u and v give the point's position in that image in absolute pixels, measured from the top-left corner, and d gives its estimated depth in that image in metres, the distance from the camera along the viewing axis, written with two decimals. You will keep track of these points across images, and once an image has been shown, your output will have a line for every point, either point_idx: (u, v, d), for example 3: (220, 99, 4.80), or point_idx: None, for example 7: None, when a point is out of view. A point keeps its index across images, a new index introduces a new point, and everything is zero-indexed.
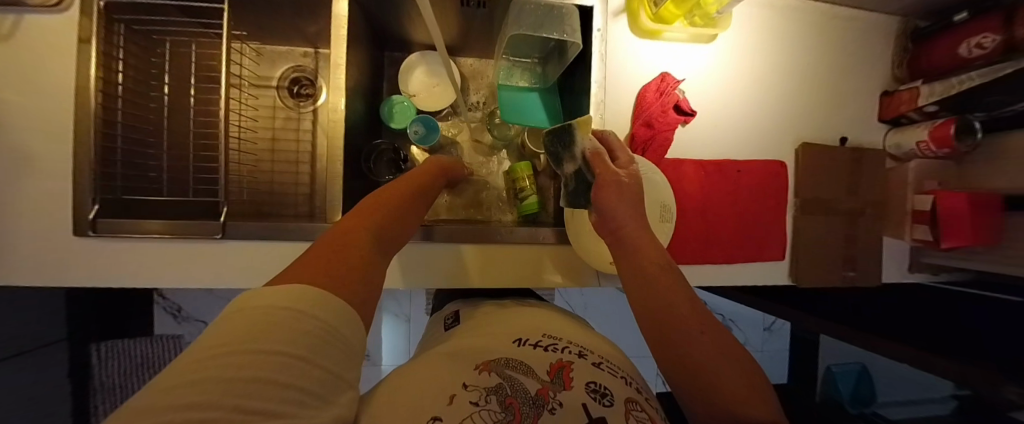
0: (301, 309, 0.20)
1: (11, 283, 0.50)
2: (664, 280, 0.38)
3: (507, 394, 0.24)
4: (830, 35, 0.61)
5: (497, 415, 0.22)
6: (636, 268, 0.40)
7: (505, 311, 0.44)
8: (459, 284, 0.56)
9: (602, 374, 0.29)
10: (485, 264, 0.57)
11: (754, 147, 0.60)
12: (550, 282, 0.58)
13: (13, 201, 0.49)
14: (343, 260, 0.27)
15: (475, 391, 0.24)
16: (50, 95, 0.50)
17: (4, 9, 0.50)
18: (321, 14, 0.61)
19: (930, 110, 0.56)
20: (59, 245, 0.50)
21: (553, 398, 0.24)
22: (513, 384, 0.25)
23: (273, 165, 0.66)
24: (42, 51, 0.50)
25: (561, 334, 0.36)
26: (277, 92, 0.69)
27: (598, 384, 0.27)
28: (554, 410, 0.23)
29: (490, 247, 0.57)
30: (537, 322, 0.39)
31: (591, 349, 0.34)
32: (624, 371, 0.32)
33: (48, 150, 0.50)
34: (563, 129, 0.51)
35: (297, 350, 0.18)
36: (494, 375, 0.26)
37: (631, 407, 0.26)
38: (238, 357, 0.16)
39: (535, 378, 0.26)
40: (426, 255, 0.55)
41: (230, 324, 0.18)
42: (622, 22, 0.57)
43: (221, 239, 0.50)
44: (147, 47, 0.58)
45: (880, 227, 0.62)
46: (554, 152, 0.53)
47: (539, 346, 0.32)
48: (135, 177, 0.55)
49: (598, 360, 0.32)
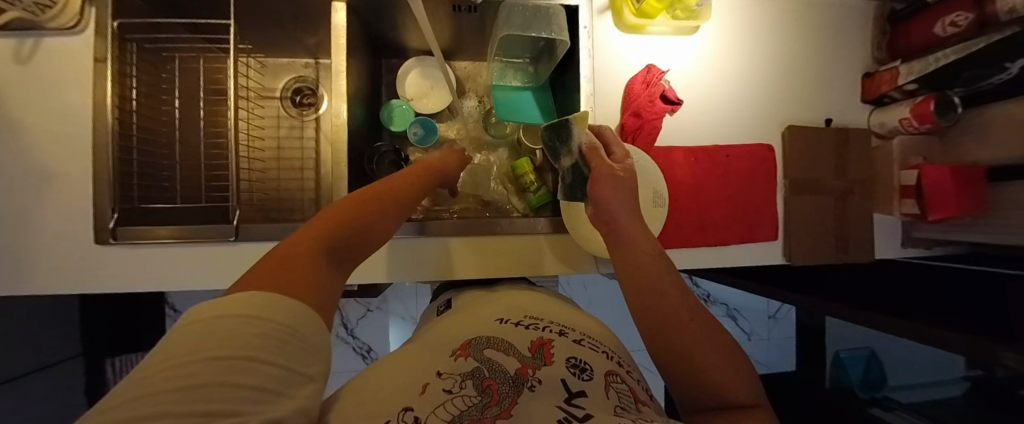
0: (252, 314, 0.19)
1: (35, 292, 0.53)
2: (654, 270, 0.40)
3: (483, 376, 0.26)
4: (809, 21, 0.64)
5: (472, 400, 0.23)
6: (627, 257, 0.42)
7: (491, 295, 0.46)
8: (443, 276, 0.58)
9: (582, 349, 0.31)
10: (478, 256, 0.59)
11: (742, 132, 0.62)
12: (551, 270, 0.60)
13: (36, 213, 0.52)
14: (297, 273, 0.24)
15: (448, 377, 0.26)
16: (68, 112, 0.54)
17: (24, 34, 0.53)
18: (320, 26, 0.64)
19: (909, 89, 0.58)
20: (81, 253, 0.52)
21: (533, 375, 0.26)
22: (489, 367, 0.27)
23: (279, 172, 0.69)
24: (60, 71, 0.54)
25: (544, 315, 0.38)
26: (281, 102, 0.72)
27: (578, 360, 0.29)
28: (532, 387, 0.25)
29: (482, 240, 0.59)
30: (522, 303, 0.42)
31: (573, 326, 0.36)
32: (606, 347, 0.34)
33: (68, 164, 0.53)
34: (562, 123, 0.53)
35: (248, 351, 0.16)
36: (470, 360, 0.28)
37: (611, 379, 0.28)
38: (182, 368, 0.14)
39: (514, 359, 0.28)
40: (416, 250, 0.58)
41: (180, 339, 0.17)
42: (606, 19, 0.59)
43: (234, 241, 0.53)
44: (157, 64, 0.61)
45: (870, 205, 0.63)
46: (553, 147, 0.56)
47: (523, 325, 0.35)
48: (150, 187, 0.58)
49: (579, 337, 0.34)
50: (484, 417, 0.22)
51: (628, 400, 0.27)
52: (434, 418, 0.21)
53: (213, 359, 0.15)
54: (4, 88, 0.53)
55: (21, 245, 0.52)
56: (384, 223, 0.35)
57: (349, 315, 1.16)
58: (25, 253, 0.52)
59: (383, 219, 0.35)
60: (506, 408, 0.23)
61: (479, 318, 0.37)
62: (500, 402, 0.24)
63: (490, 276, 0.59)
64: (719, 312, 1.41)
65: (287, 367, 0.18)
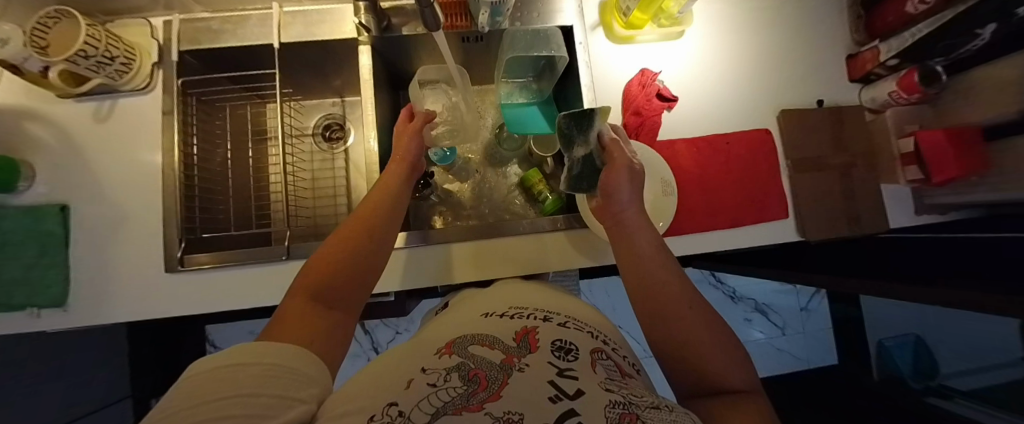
0: (250, 359, 0.23)
1: (107, 321, 0.59)
2: (638, 269, 0.43)
3: (470, 367, 0.26)
4: (787, 15, 0.69)
5: (458, 390, 0.23)
6: (630, 246, 0.45)
7: (473, 296, 0.49)
8: (446, 280, 0.62)
9: (567, 332, 0.33)
10: (481, 259, 0.63)
11: (738, 120, 0.66)
12: (557, 265, 0.63)
13: (112, 250, 0.60)
14: (306, 325, 0.32)
15: (433, 372, 0.25)
16: (137, 160, 0.62)
17: (102, 97, 0.63)
18: (346, 68, 0.73)
19: (892, 64, 0.61)
20: (152, 283, 0.59)
21: (520, 361, 0.26)
22: (474, 360, 0.27)
23: (314, 201, 0.76)
24: (133, 126, 0.63)
25: (528, 305, 0.40)
26: (313, 138, 0.80)
27: (562, 342, 0.30)
28: (521, 368, 0.25)
29: (485, 243, 0.63)
30: (507, 297, 0.44)
31: (557, 312, 0.38)
32: (590, 327, 0.37)
33: (138, 205, 0.61)
34: (585, 115, 0.55)
35: (249, 389, 0.20)
36: (453, 357, 0.28)
37: (597, 356, 0.30)
38: (198, 409, 0.18)
39: (499, 351, 0.28)
40: (428, 257, 0.62)
41: (183, 390, 0.20)
42: (599, 33, 0.66)
43: (285, 260, 0.59)
44: (210, 112, 0.70)
45: (873, 176, 0.66)
46: (568, 134, 0.56)
47: (509, 316, 0.37)
48: (207, 220, 0.66)
49: (563, 320, 0.36)
50: (469, 404, 0.21)
51: (614, 373, 0.28)
52: (417, 412, 0.20)
53: (219, 399, 0.19)
54: (88, 145, 0.62)
55: (102, 280, 0.59)
56: (356, 268, 0.39)
57: (378, 338, 1.20)
58: (104, 288, 0.59)
59: (351, 263, 0.39)
60: (495, 391, 0.23)
61: (466, 317, 0.39)
62: (487, 387, 0.23)
63: (497, 276, 0.63)
64: (748, 308, 1.37)
65: (275, 395, 0.21)
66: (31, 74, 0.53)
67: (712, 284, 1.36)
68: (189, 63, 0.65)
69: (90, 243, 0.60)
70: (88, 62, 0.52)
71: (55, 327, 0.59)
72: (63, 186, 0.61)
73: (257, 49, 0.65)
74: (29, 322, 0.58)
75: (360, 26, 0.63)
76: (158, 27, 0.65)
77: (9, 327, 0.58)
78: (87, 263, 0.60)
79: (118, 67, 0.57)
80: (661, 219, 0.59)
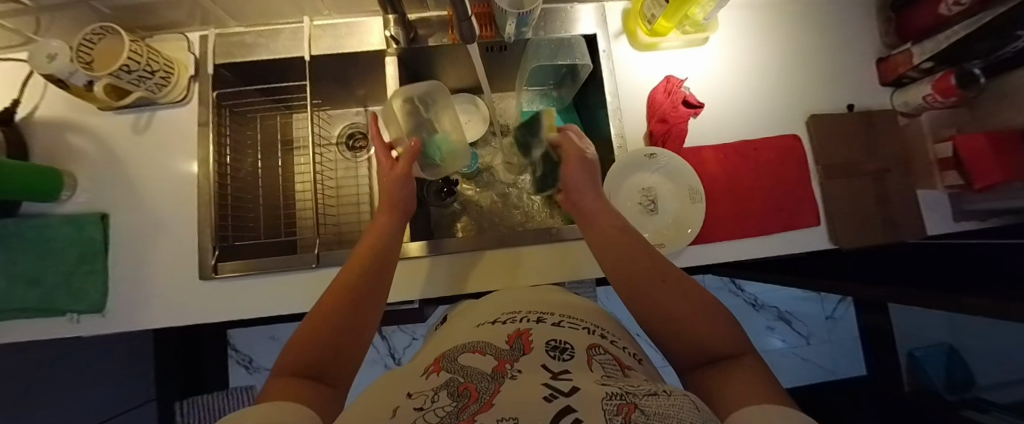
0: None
1: (142, 327, 0.60)
2: (621, 269, 0.40)
3: (460, 382, 0.24)
4: (815, 20, 0.69)
5: (448, 408, 0.20)
6: (619, 256, 0.41)
7: (468, 309, 0.47)
8: (462, 290, 0.62)
9: (559, 331, 0.32)
10: (502, 268, 0.63)
11: (767, 125, 0.65)
12: (581, 274, 0.63)
13: (148, 257, 0.62)
14: (293, 394, 0.28)
15: (419, 395, 0.23)
16: (172, 170, 0.64)
17: (141, 110, 0.65)
18: (372, 78, 0.74)
19: (926, 67, 0.60)
20: (186, 290, 0.60)
21: (511, 368, 0.26)
22: (465, 374, 0.25)
23: (338, 208, 0.77)
24: (169, 137, 0.65)
25: (520, 308, 0.39)
26: (337, 147, 0.82)
27: (557, 342, 0.29)
28: (514, 375, 0.24)
29: (508, 251, 0.63)
30: (499, 304, 0.42)
31: (550, 312, 0.37)
32: (586, 323, 0.36)
33: (173, 214, 0.63)
34: (534, 120, 0.67)
35: None
36: (442, 375, 0.26)
37: (592, 352, 0.29)
38: None
39: (491, 358, 0.27)
40: (446, 265, 0.63)
41: None
42: (622, 41, 0.67)
43: (315, 267, 0.60)
44: (241, 123, 0.72)
45: (909, 182, 0.64)
46: (525, 140, 0.69)
47: (501, 321, 0.36)
48: (239, 227, 0.67)
49: (558, 319, 0.35)
50: (459, 420, 0.18)
51: (613, 366, 0.27)
52: None
53: None
54: (125, 155, 0.64)
55: (137, 287, 0.61)
56: (343, 333, 0.36)
57: (395, 344, 1.21)
58: (139, 294, 0.60)
59: (338, 327, 0.37)
60: (486, 402, 0.20)
61: (456, 334, 0.37)
62: (479, 399, 0.21)
63: (522, 284, 0.62)
64: (770, 316, 1.34)
65: None
66: (76, 89, 0.55)
67: (733, 292, 1.34)
68: (223, 76, 0.67)
69: (127, 250, 0.62)
70: (131, 76, 0.54)
71: (93, 333, 0.60)
72: (105, 195, 0.63)
73: (288, 61, 0.67)
74: (68, 327, 0.60)
75: (388, 39, 0.65)
76: (195, 41, 0.67)
77: (50, 332, 0.60)
78: (123, 270, 0.61)
79: (158, 80, 0.59)
80: (690, 226, 0.59)
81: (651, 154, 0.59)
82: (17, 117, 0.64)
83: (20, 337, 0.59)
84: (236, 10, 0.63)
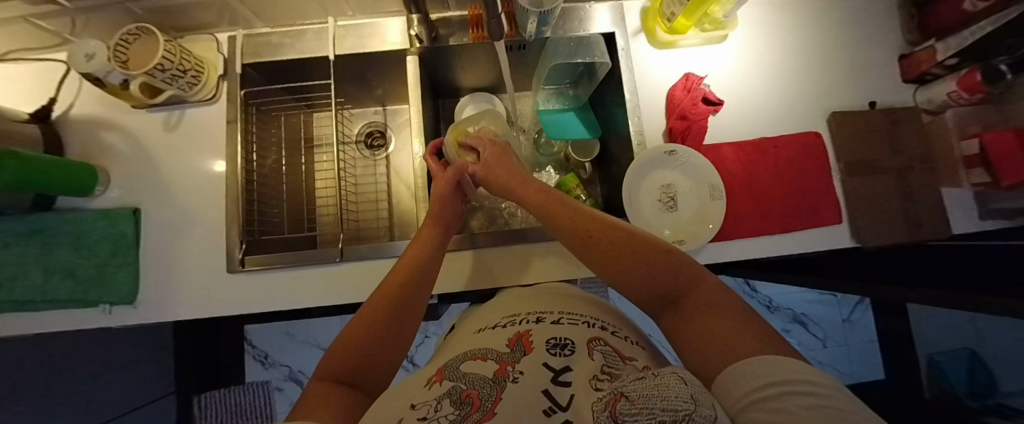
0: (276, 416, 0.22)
1: (170, 319, 0.62)
2: (578, 234, 0.42)
3: (462, 389, 0.25)
4: (834, 17, 0.68)
5: (451, 416, 0.22)
6: (573, 230, 0.43)
7: (471, 316, 0.45)
8: (480, 285, 0.63)
9: (556, 328, 0.32)
10: (522, 264, 0.63)
11: (786, 123, 0.65)
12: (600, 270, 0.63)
13: (178, 251, 0.63)
14: (328, 407, 0.29)
15: (423, 405, 0.24)
16: (201, 166, 0.66)
17: (171, 108, 0.67)
18: (391, 78, 0.76)
19: (950, 63, 0.59)
20: (214, 284, 0.62)
21: (513, 370, 0.27)
22: (467, 381, 0.26)
23: (357, 205, 0.78)
24: (198, 134, 0.67)
25: (518, 311, 0.39)
26: (356, 145, 0.83)
27: (557, 340, 0.30)
28: (515, 380, 0.25)
29: (528, 247, 0.64)
30: (504, 306, 0.42)
31: (549, 310, 0.37)
32: (586, 318, 0.36)
33: (202, 209, 0.64)
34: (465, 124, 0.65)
35: None
36: (444, 384, 0.26)
37: (594, 345, 0.29)
38: None
39: (492, 364, 0.28)
40: (467, 260, 0.63)
41: None
42: (640, 39, 0.67)
43: (339, 261, 0.62)
44: (267, 121, 0.74)
45: (933, 179, 0.63)
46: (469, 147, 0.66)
47: (501, 326, 0.36)
48: (264, 223, 0.69)
49: (557, 317, 0.35)
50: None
51: (615, 358, 0.28)
52: None
53: None
54: (156, 152, 0.66)
55: (167, 280, 0.63)
56: (379, 344, 0.38)
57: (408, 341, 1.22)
58: (168, 287, 0.62)
59: (372, 339, 0.38)
60: (487, 410, 0.22)
61: (465, 337, 0.37)
62: (481, 407, 0.23)
63: (542, 280, 0.63)
64: (785, 318, 1.33)
65: None
66: (112, 87, 0.57)
67: (747, 293, 1.33)
68: (250, 75, 0.69)
69: (157, 244, 0.64)
70: (164, 75, 0.56)
71: (123, 324, 0.62)
72: (136, 190, 0.65)
73: (312, 60, 0.69)
74: (101, 318, 0.62)
75: (411, 38, 0.66)
76: (223, 42, 0.70)
77: (83, 323, 0.61)
78: (154, 263, 0.63)
79: (189, 79, 0.61)
80: (711, 221, 0.58)
81: (671, 151, 0.59)
82: (54, 115, 0.66)
83: (55, 327, 0.61)
84: (264, 11, 0.65)
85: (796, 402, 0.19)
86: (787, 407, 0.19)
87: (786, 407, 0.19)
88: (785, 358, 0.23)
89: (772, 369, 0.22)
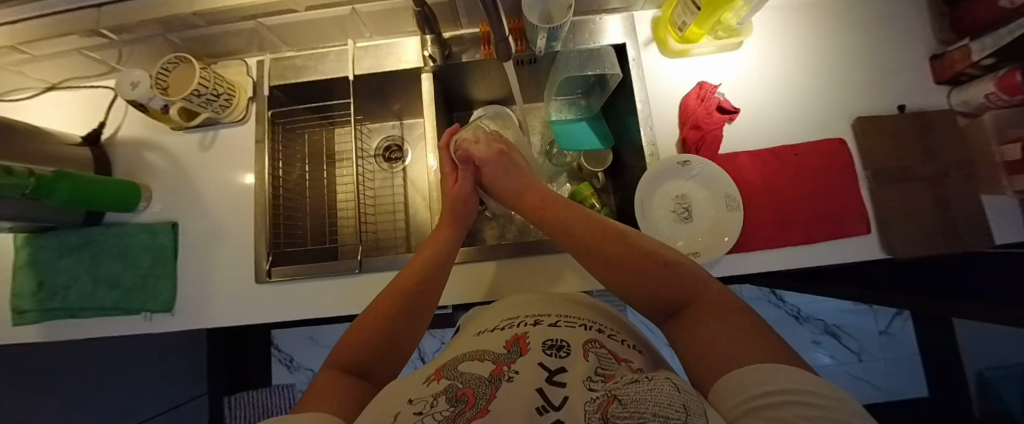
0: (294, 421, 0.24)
1: (201, 326, 0.66)
2: (583, 234, 0.43)
3: (458, 388, 0.26)
4: (858, 19, 0.66)
5: (447, 411, 0.23)
6: (580, 239, 0.43)
7: (473, 320, 0.46)
8: (493, 296, 0.64)
9: (555, 331, 0.32)
10: (536, 274, 0.64)
11: (807, 129, 0.63)
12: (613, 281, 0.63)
13: (211, 262, 0.68)
14: (335, 397, 0.30)
15: (419, 402, 0.25)
16: (231, 183, 0.70)
17: (206, 129, 0.72)
18: (406, 94, 0.79)
19: (987, 63, 0.55)
20: (243, 294, 0.66)
21: (508, 370, 0.27)
22: (463, 380, 0.27)
23: (376, 216, 0.81)
24: (229, 152, 0.71)
25: (518, 312, 0.38)
26: (376, 158, 0.86)
27: (553, 342, 0.30)
28: (509, 379, 0.26)
29: (541, 258, 0.64)
30: (505, 308, 0.41)
31: (546, 312, 0.37)
32: (584, 321, 0.35)
33: (232, 222, 0.69)
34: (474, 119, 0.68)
35: None
36: (441, 382, 0.27)
37: (589, 347, 0.30)
38: None
39: (489, 363, 0.28)
40: (481, 271, 0.64)
41: None
42: (651, 49, 0.67)
43: (357, 272, 0.64)
44: (290, 138, 0.77)
45: (971, 187, 0.59)
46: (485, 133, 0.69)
47: (499, 328, 0.35)
48: (289, 236, 0.73)
49: (554, 320, 0.35)
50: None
51: (609, 361, 0.28)
52: None
53: None
54: (192, 169, 0.71)
55: (201, 290, 0.67)
56: (388, 337, 0.39)
57: (425, 347, 1.25)
58: (202, 296, 0.66)
59: (382, 331, 0.39)
60: (482, 407, 0.23)
61: (464, 341, 0.38)
62: (475, 404, 0.23)
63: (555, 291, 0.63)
64: (816, 329, 1.29)
65: None
66: (154, 112, 0.61)
67: (772, 303, 1.28)
68: (277, 96, 0.73)
69: (191, 255, 0.68)
70: (200, 99, 0.60)
71: (162, 331, 0.66)
72: (174, 205, 0.70)
73: (333, 81, 0.72)
74: (141, 326, 0.66)
75: (425, 57, 0.69)
76: (252, 66, 0.74)
77: (125, 330, 0.66)
78: (188, 274, 0.67)
79: (222, 102, 0.65)
80: (727, 233, 0.57)
81: (684, 161, 0.59)
82: (103, 138, 0.73)
83: (100, 333, 0.66)
84: (289, 37, 0.69)
85: (800, 412, 0.19)
86: (787, 415, 0.19)
87: (783, 416, 0.19)
88: (785, 366, 0.23)
89: (767, 378, 0.22)
